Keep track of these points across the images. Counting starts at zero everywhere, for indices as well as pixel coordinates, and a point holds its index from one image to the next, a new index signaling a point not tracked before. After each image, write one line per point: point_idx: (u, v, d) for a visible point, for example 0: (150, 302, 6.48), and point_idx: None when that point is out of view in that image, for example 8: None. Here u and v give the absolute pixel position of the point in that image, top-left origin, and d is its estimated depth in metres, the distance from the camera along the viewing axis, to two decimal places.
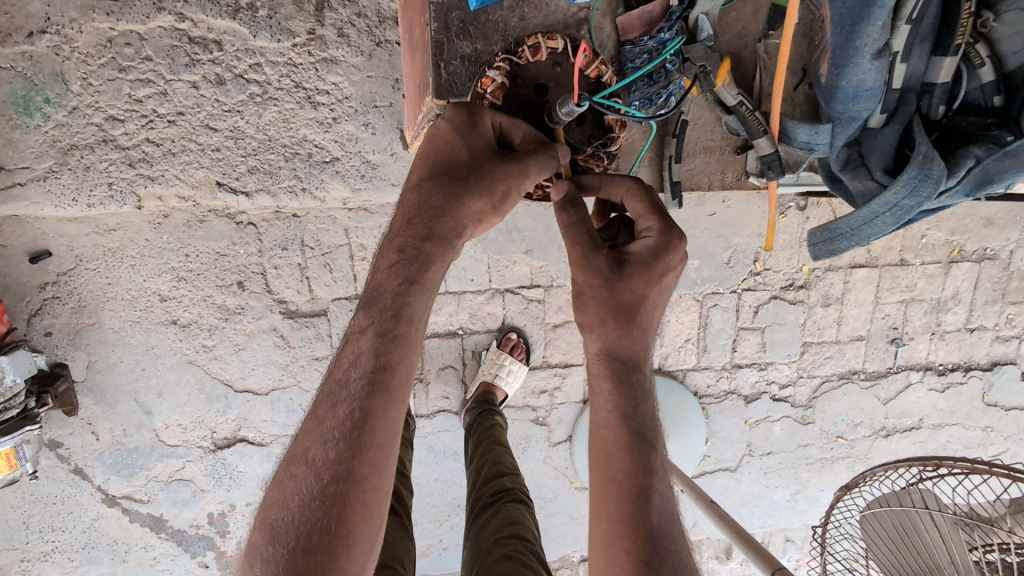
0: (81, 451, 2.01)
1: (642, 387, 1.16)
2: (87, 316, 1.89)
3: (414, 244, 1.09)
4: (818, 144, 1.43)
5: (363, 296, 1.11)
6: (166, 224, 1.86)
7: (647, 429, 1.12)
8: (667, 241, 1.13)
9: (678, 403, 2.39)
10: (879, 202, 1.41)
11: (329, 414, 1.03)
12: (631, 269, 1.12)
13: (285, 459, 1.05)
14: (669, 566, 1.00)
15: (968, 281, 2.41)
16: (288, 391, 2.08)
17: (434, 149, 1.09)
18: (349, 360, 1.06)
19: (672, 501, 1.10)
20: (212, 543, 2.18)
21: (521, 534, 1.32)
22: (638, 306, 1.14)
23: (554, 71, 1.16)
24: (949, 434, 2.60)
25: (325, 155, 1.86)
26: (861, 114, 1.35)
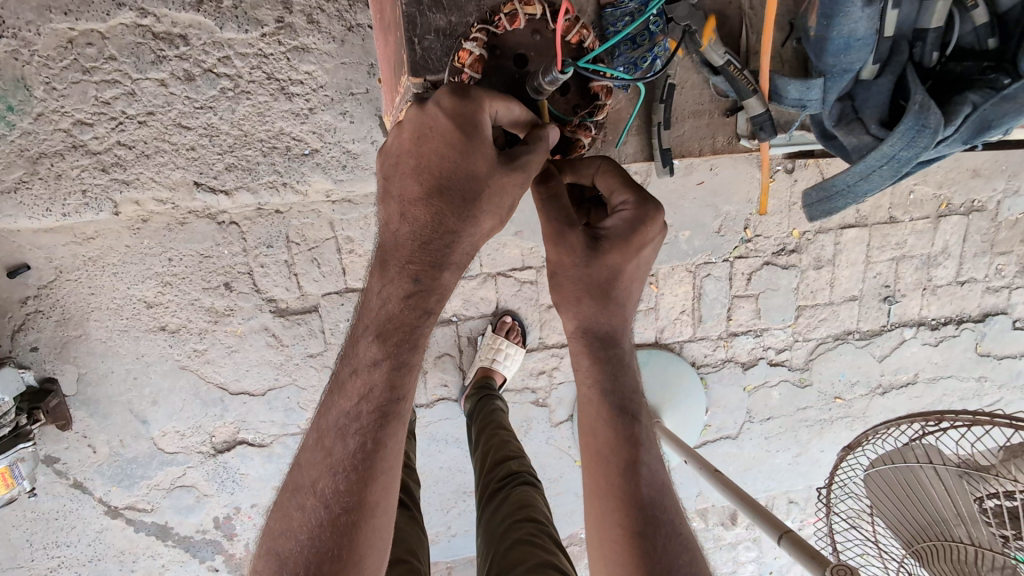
0: (80, 465, 1.98)
1: (622, 365, 1.15)
2: (73, 329, 1.85)
3: (429, 273, 1.03)
4: (810, 100, 1.41)
5: (373, 325, 1.05)
6: (145, 229, 1.81)
7: (635, 402, 1.13)
8: (643, 214, 1.07)
9: (677, 375, 2.40)
10: (876, 156, 1.39)
11: (338, 445, 1.01)
12: (605, 245, 1.06)
13: (288, 487, 1.04)
14: (664, 537, 1.02)
15: (957, 234, 2.42)
16: (285, 390, 2.06)
17: (441, 156, 0.96)
18: (362, 393, 1.02)
19: (664, 471, 1.12)
20: (220, 546, 2.18)
21: (533, 516, 1.32)
22: (612, 286, 1.10)
23: (537, 39, 1.11)
24: (944, 387, 2.64)
25: (304, 148, 1.81)
26: (853, 66, 1.34)
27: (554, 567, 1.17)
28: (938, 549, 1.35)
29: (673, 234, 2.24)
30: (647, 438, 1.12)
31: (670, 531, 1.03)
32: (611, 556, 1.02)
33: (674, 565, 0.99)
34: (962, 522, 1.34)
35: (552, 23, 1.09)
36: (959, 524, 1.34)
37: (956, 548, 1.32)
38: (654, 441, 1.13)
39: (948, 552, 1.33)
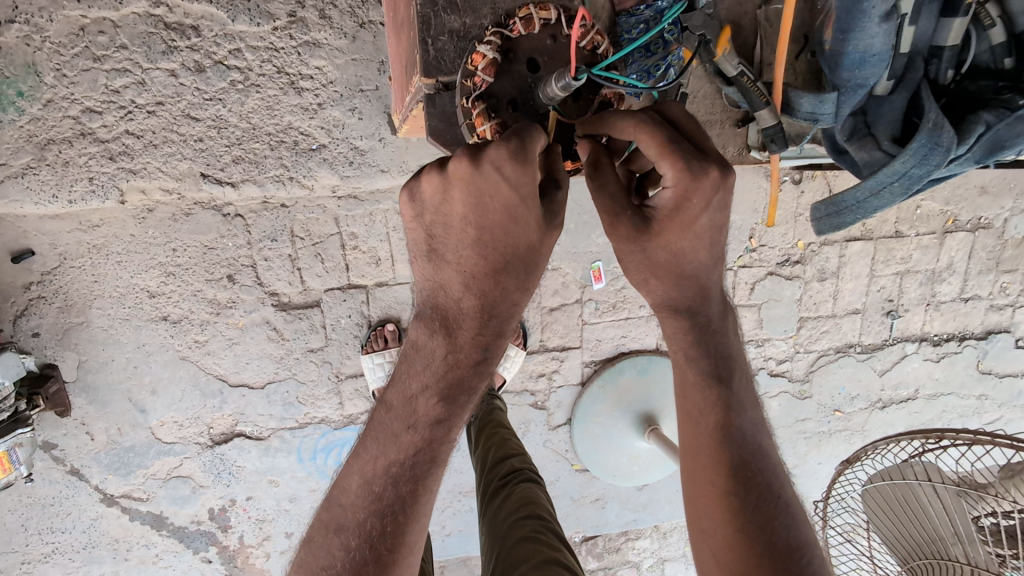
0: (77, 451, 1.98)
1: (711, 333, 1.06)
2: (75, 316, 1.85)
3: (493, 338, 1.00)
4: (823, 113, 1.39)
5: (432, 386, 1.00)
6: (150, 218, 1.81)
7: (726, 366, 1.07)
8: (691, 186, 0.88)
9: None
10: (887, 173, 1.38)
11: (386, 487, 0.99)
12: (657, 227, 0.93)
13: (327, 527, 1.01)
14: (767, 500, 0.99)
15: (962, 251, 2.41)
16: (284, 384, 2.06)
17: (504, 224, 0.89)
18: (415, 446, 1.00)
19: (761, 431, 1.07)
20: (214, 538, 2.19)
21: (537, 513, 1.32)
22: (675, 266, 0.98)
23: (554, 44, 1.07)
24: (944, 404, 2.63)
25: (311, 142, 1.81)
26: (868, 82, 1.32)
27: (561, 564, 1.17)
28: (933, 566, 1.37)
29: None
30: (743, 399, 1.07)
31: (771, 493, 1.00)
32: (703, 512, 1.02)
33: (770, 522, 0.98)
34: (960, 541, 1.33)
35: (567, 29, 1.07)
36: (955, 543, 1.34)
37: (953, 568, 1.32)
38: (751, 402, 1.08)
39: (945, 570, 1.34)
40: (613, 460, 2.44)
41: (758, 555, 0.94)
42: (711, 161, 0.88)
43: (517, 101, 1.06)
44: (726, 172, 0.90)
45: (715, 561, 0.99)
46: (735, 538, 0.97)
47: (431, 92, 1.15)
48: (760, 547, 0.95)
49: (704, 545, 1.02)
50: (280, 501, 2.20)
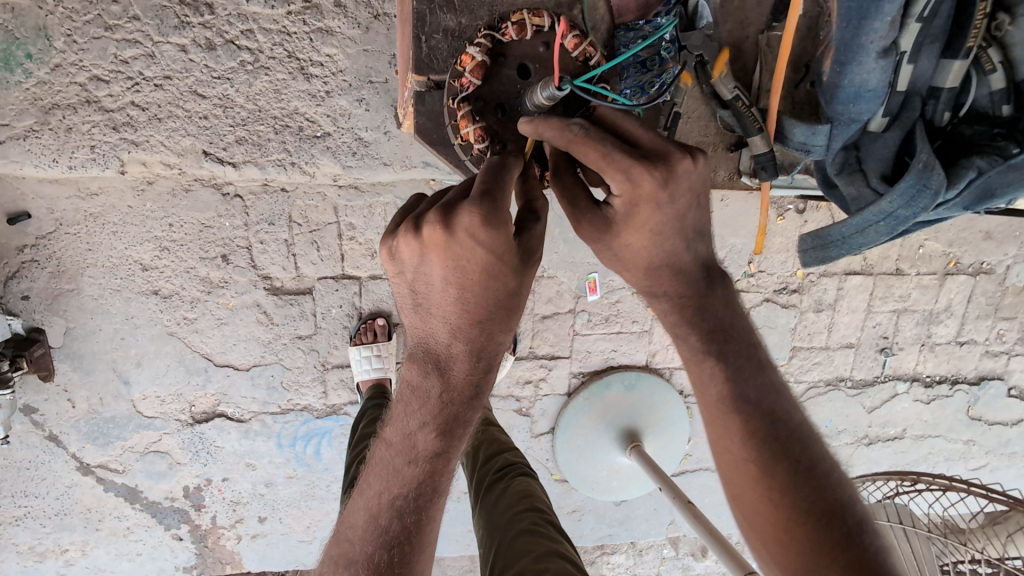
0: (57, 417, 1.98)
1: (697, 306, 1.01)
2: (66, 282, 1.85)
3: (482, 376, 0.98)
4: (815, 145, 1.40)
5: (427, 423, 0.99)
6: (150, 191, 1.81)
7: (719, 334, 1.02)
8: (636, 191, 0.86)
9: (664, 400, 2.38)
10: (873, 211, 1.38)
11: (391, 518, 1.01)
12: (615, 230, 0.91)
13: (336, 563, 1.02)
14: (792, 456, 0.97)
15: (962, 294, 2.40)
16: (270, 368, 2.06)
17: (483, 281, 0.88)
18: (414, 481, 1.01)
19: (775, 389, 1.03)
20: (187, 515, 2.19)
21: (535, 506, 1.26)
22: (646, 259, 0.94)
23: (546, 52, 1.05)
24: (931, 446, 2.62)
25: (316, 130, 1.82)
26: (861, 117, 1.32)
27: (561, 556, 1.13)
28: None
29: None
30: (744, 365, 1.02)
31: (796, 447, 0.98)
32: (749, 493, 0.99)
33: (810, 475, 0.96)
34: None
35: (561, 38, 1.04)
36: None
37: None
38: (757, 364, 1.03)
39: None
40: (592, 472, 2.43)
41: (790, 516, 0.94)
42: (655, 161, 0.85)
43: (504, 106, 1.06)
44: (671, 165, 0.85)
45: (751, 528, 1.00)
46: (763, 502, 0.97)
47: (421, 90, 1.16)
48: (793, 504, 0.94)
49: (738, 511, 1.02)
50: (256, 485, 2.20)
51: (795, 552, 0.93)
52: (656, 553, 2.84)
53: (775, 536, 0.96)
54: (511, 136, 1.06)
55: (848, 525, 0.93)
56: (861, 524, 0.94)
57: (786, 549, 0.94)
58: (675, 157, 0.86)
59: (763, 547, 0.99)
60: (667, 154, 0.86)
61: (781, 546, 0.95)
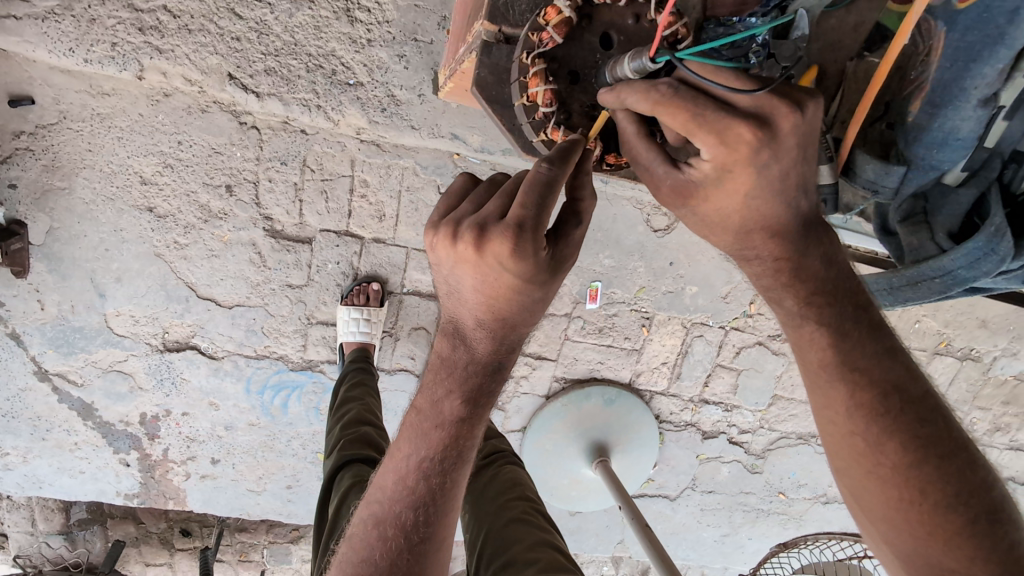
0: (22, 317, 1.87)
1: (797, 264, 0.91)
2: (59, 179, 1.75)
3: (501, 359, 0.94)
4: (885, 186, 1.15)
5: (452, 388, 0.95)
6: (165, 103, 1.74)
7: (826, 288, 0.92)
8: (731, 155, 0.75)
9: (638, 422, 2.36)
10: (932, 266, 1.17)
11: (415, 479, 0.95)
12: (700, 194, 0.82)
13: (364, 520, 0.97)
14: (914, 429, 0.86)
15: (946, 376, 2.41)
16: (252, 310, 1.99)
17: (507, 295, 0.84)
18: (443, 445, 0.95)
19: (890, 352, 0.91)
20: (138, 443, 2.11)
21: (525, 496, 1.16)
22: (737, 219, 0.85)
23: (635, 26, 0.88)
24: None
25: (349, 77, 1.76)
26: (943, 166, 1.11)
27: (553, 547, 1.01)
28: None
29: (680, 285, 2.20)
30: (856, 325, 0.92)
31: (919, 419, 0.87)
32: (867, 485, 0.89)
33: (944, 457, 0.85)
34: None
35: (655, 13, 0.87)
36: None
37: None
38: (874, 325, 0.93)
39: None
40: (554, 478, 2.41)
41: (906, 497, 0.85)
42: (759, 121, 0.73)
43: (578, 76, 0.90)
44: (774, 126, 0.74)
45: (861, 508, 0.91)
46: (872, 481, 0.88)
47: (488, 41, 0.97)
48: (911, 482, 0.84)
49: (845, 489, 0.94)
50: (215, 426, 2.13)
51: (910, 535, 0.84)
52: (596, 569, 2.86)
53: (886, 517, 0.87)
54: (577, 109, 0.90)
55: (980, 512, 0.82)
56: (1000, 511, 0.83)
57: (903, 524, 0.85)
58: (781, 115, 0.73)
59: (875, 528, 0.90)
60: (775, 110, 0.73)
61: (895, 528, 0.86)
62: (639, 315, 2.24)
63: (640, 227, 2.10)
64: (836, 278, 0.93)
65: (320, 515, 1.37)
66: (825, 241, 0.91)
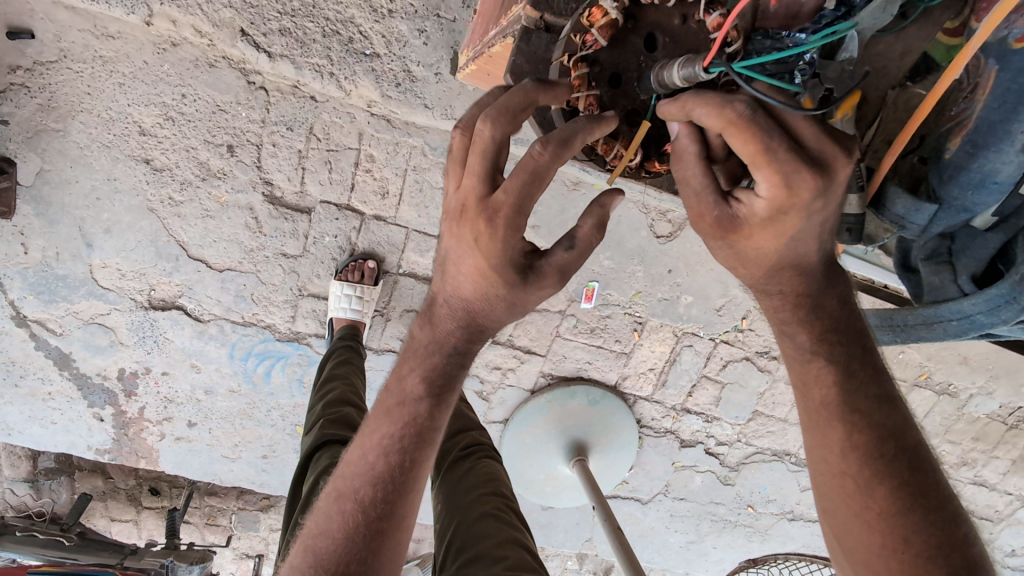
0: (4, 259, 1.80)
1: (815, 302, 0.89)
2: (54, 120, 1.68)
3: (465, 342, 0.93)
4: (913, 222, 1.06)
5: (416, 364, 0.94)
6: (172, 53, 1.67)
7: (837, 327, 0.91)
8: (790, 198, 0.72)
9: (619, 425, 2.37)
10: (950, 308, 1.12)
11: (376, 457, 0.92)
12: (743, 232, 0.79)
13: (327, 493, 0.94)
14: (903, 478, 0.87)
15: (922, 407, 2.45)
16: (243, 276, 1.95)
17: (465, 271, 0.86)
18: (406, 421, 0.92)
19: (888, 397, 0.92)
20: (113, 399, 2.07)
21: (502, 492, 1.10)
22: (770, 259, 0.82)
23: (682, 27, 0.85)
24: None
25: (366, 47, 1.71)
26: (976, 208, 1.02)
27: (522, 546, 0.97)
28: None
29: (675, 294, 2.19)
30: (860, 365, 0.92)
31: (911, 467, 0.88)
32: (847, 525, 0.90)
33: (932, 509, 0.85)
34: None
35: (704, 14, 0.83)
36: None
37: None
38: (874, 369, 0.93)
39: None
40: (530, 472, 2.42)
41: (886, 543, 0.85)
42: (821, 167, 0.71)
43: (620, 79, 0.86)
44: (832, 174, 0.73)
45: (841, 548, 0.92)
46: (857, 523, 0.88)
47: (528, 29, 0.92)
48: (894, 529, 0.85)
49: (829, 529, 0.95)
50: (194, 389, 2.10)
51: None
52: (560, 563, 2.88)
53: (864, 560, 0.88)
54: (619, 117, 0.87)
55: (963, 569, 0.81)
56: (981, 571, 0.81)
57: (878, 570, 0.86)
58: (840, 166, 0.73)
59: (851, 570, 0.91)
60: (836, 159, 0.72)
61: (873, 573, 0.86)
62: (632, 319, 2.23)
63: (643, 232, 2.09)
64: (851, 312, 0.93)
65: (293, 492, 1.35)
66: (838, 282, 0.90)
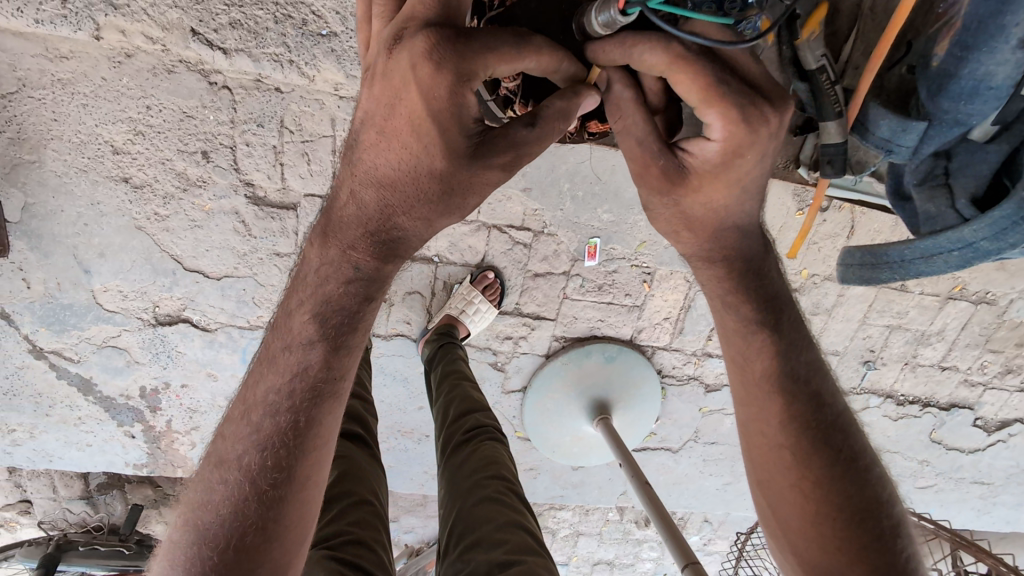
0: (10, 296, 1.84)
1: (756, 271, 1.06)
2: (26, 152, 1.67)
3: (372, 263, 0.93)
4: (898, 143, 1.26)
5: (307, 303, 0.94)
6: (127, 65, 1.61)
7: (773, 307, 1.07)
8: (741, 141, 0.86)
9: (639, 377, 2.34)
10: (950, 238, 1.18)
11: (264, 420, 0.91)
12: (693, 182, 0.93)
13: (209, 461, 0.93)
14: (832, 447, 1.01)
15: (958, 320, 2.34)
16: (242, 281, 1.95)
17: (405, 135, 0.83)
18: (294, 373, 0.92)
19: (819, 370, 1.07)
20: (141, 415, 2.14)
21: (502, 473, 1.11)
22: (710, 217, 0.98)
23: None
24: (886, 459, 2.71)
25: (321, 27, 1.62)
26: (970, 119, 1.13)
27: (525, 529, 1.00)
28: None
29: None
30: (797, 340, 1.07)
31: (833, 432, 1.02)
32: (775, 483, 1.03)
33: (847, 463, 1.00)
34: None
35: None
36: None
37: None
38: (803, 342, 1.08)
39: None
40: (556, 435, 2.43)
41: (819, 509, 0.97)
42: (768, 109, 0.85)
43: None
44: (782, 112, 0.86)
45: (772, 514, 1.03)
46: (792, 492, 1.00)
47: None
48: (826, 495, 0.98)
49: (761, 498, 1.06)
50: (215, 396, 2.14)
51: (800, 526, 0.99)
52: (601, 516, 2.94)
53: (799, 527, 0.99)
54: None
55: (884, 527, 0.96)
56: (879, 513, 0.97)
57: (800, 514, 0.99)
58: (784, 107, 0.86)
59: (778, 527, 1.03)
60: (780, 101, 0.86)
61: (797, 527, 1.00)
62: (640, 270, 2.17)
63: None
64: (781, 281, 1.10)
65: None
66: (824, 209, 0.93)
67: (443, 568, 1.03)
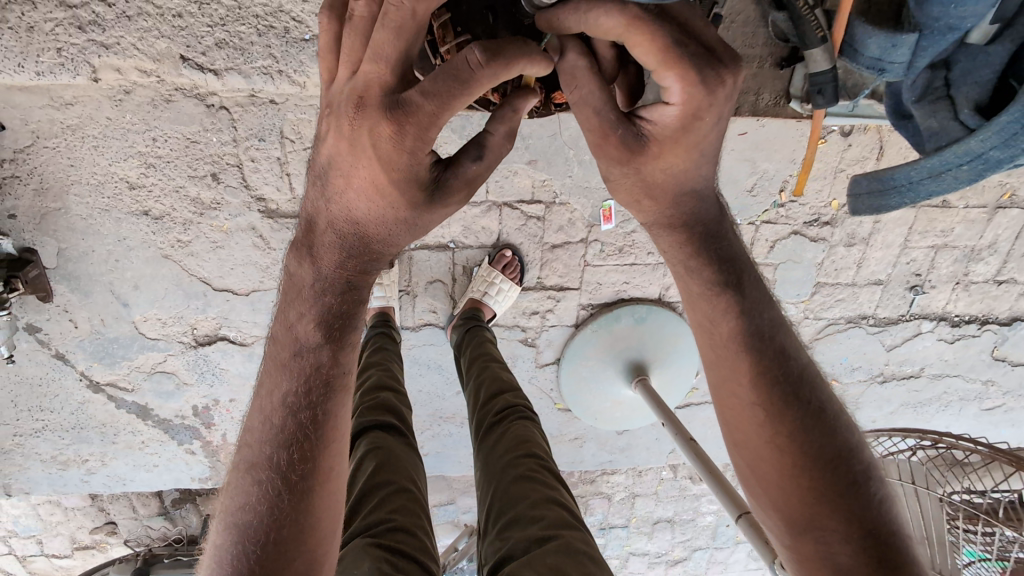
0: (61, 336, 1.96)
1: (716, 229, 1.03)
2: (51, 201, 1.75)
3: (358, 271, 0.96)
4: (891, 61, 1.27)
5: (302, 310, 0.96)
6: (128, 101, 1.65)
7: (733, 267, 1.04)
8: (699, 102, 0.82)
9: (672, 335, 2.30)
10: (957, 153, 1.22)
11: (287, 420, 0.95)
12: (654, 150, 0.89)
13: (237, 469, 0.96)
14: (803, 400, 0.99)
15: (1011, 229, 2.19)
16: (269, 294, 2.01)
17: (367, 152, 0.82)
18: (308, 372, 0.96)
19: (782, 327, 1.04)
20: (198, 433, 2.27)
21: (534, 451, 1.12)
22: (670, 181, 0.95)
23: None
24: (947, 385, 2.59)
25: (305, 32, 1.61)
26: (963, 23, 1.12)
27: (560, 503, 1.02)
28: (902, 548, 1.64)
29: None
30: (759, 299, 1.04)
31: (800, 387, 1.00)
32: (749, 443, 1.00)
33: (818, 412, 0.99)
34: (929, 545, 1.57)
35: None
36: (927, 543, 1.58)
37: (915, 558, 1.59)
38: (765, 300, 1.05)
39: None
40: (596, 402, 2.44)
41: (797, 463, 0.96)
42: (726, 70, 0.81)
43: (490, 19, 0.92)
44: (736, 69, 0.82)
45: (752, 472, 1.01)
46: (768, 449, 0.98)
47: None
48: (801, 448, 0.96)
49: (739, 456, 1.03)
50: None
51: (776, 483, 0.97)
52: (654, 475, 2.96)
53: (778, 483, 0.97)
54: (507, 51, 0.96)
55: (856, 473, 0.96)
56: (848, 459, 0.97)
57: (773, 470, 0.97)
58: (741, 66, 0.82)
59: (757, 484, 1.01)
60: (736, 61, 0.82)
61: (776, 483, 0.97)
62: None
63: None
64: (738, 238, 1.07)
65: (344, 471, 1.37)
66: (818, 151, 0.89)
67: (484, 548, 1.07)
